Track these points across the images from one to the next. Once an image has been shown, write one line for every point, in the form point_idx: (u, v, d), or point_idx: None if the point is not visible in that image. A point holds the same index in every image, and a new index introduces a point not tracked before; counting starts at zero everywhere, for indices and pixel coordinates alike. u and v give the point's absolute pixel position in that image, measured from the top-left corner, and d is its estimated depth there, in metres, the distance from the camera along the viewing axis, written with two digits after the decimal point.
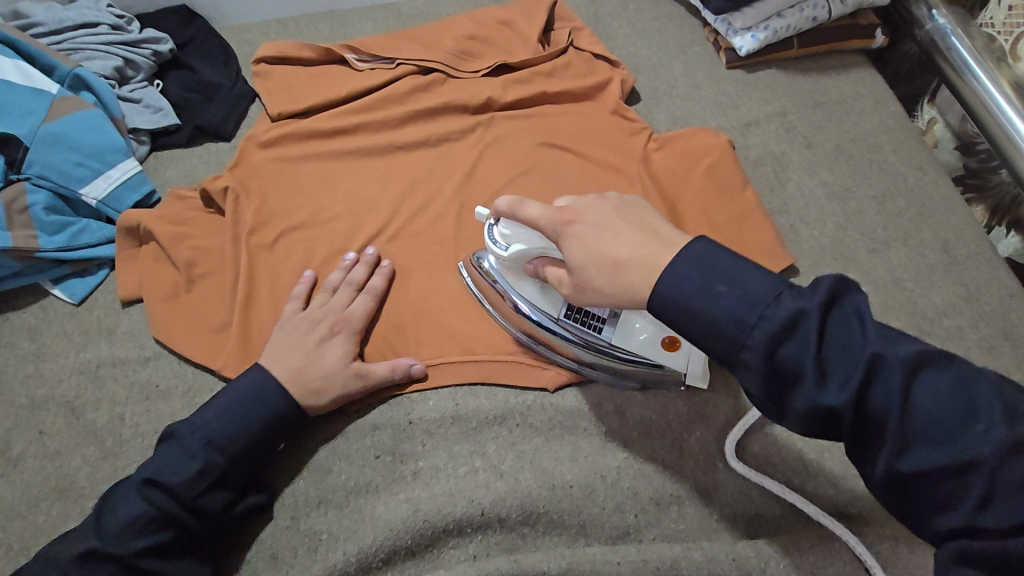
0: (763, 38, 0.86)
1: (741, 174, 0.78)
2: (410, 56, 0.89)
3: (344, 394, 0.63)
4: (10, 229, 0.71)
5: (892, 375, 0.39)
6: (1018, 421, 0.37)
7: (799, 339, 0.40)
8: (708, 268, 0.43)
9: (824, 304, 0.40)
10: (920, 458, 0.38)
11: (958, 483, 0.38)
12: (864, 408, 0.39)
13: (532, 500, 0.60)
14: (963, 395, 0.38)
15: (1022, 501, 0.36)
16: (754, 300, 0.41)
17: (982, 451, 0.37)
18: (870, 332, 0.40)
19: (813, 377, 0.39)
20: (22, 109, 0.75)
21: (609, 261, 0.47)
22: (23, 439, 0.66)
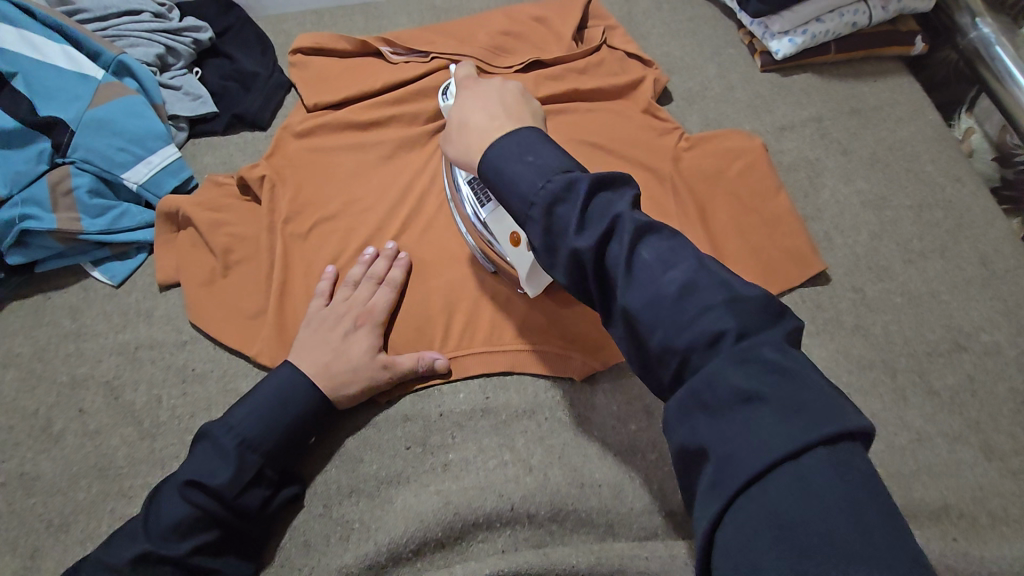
0: (801, 43, 0.86)
1: (776, 179, 0.78)
2: (444, 50, 0.90)
3: (369, 385, 0.64)
4: (55, 211, 0.73)
5: (625, 227, 0.41)
6: (701, 272, 0.39)
7: (572, 201, 0.42)
8: (525, 140, 0.47)
9: (597, 179, 0.43)
10: (632, 302, 0.40)
11: (651, 324, 0.39)
12: (603, 258, 0.41)
13: (561, 496, 0.61)
14: (669, 253, 0.41)
15: (693, 337, 0.37)
16: (551, 168, 0.45)
17: (668, 291, 0.39)
18: (623, 203, 0.43)
19: (573, 225, 0.42)
20: (69, 94, 0.77)
21: (465, 125, 0.53)
22: (64, 417, 0.68)
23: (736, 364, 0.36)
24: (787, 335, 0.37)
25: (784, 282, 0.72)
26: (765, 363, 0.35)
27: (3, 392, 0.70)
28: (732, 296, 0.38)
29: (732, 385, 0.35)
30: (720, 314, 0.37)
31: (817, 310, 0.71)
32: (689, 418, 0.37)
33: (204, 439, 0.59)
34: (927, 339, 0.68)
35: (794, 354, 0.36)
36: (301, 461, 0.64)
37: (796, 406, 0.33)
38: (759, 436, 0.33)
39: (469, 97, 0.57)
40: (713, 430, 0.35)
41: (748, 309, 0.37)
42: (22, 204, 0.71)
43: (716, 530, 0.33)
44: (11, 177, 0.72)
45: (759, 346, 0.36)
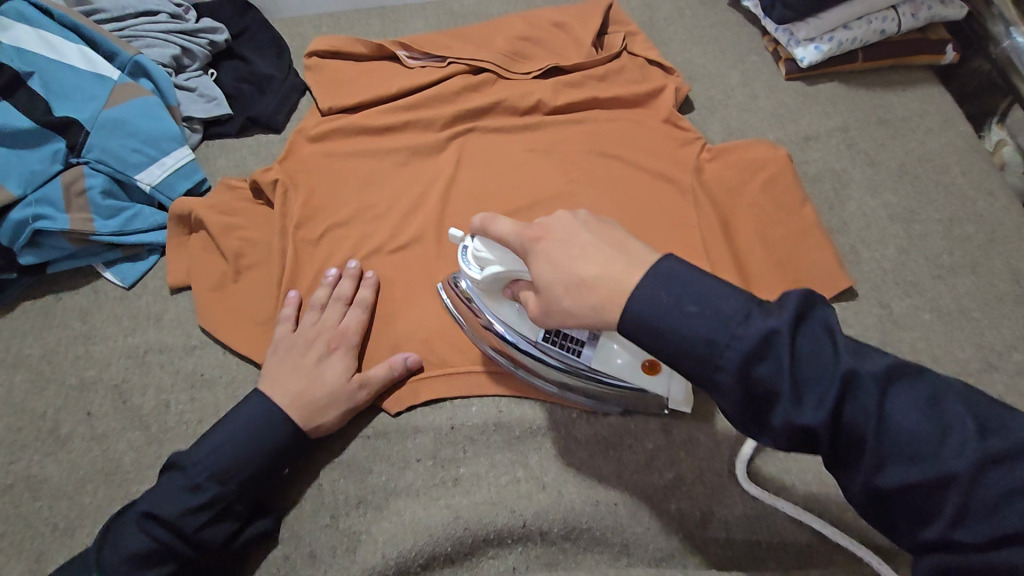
0: (827, 50, 0.83)
1: (800, 191, 0.75)
2: (461, 55, 0.89)
3: (347, 408, 0.63)
4: (68, 212, 0.72)
5: (867, 390, 0.37)
6: (989, 437, 0.36)
7: (775, 360, 0.37)
8: (676, 281, 0.40)
9: (794, 320, 0.38)
10: (899, 474, 0.37)
11: (933, 498, 0.36)
12: (841, 426, 0.37)
13: (575, 514, 0.59)
14: (937, 409, 0.37)
15: (996, 521, 0.35)
16: (726, 318, 0.38)
17: (958, 469, 0.35)
18: (842, 349, 0.37)
19: (788, 395, 0.37)
20: (85, 94, 0.77)
21: (579, 280, 0.43)
22: (71, 419, 0.68)
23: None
24: None
25: None
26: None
27: (12, 393, 0.69)
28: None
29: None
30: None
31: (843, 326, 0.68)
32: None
33: (207, 449, 0.57)
34: (958, 358, 0.66)
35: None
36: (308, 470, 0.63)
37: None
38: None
39: (553, 241, 0.46)
40: None
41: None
42: (36, 204, 0.71)
43: None
44: (25, 178, 0.71)
45: None
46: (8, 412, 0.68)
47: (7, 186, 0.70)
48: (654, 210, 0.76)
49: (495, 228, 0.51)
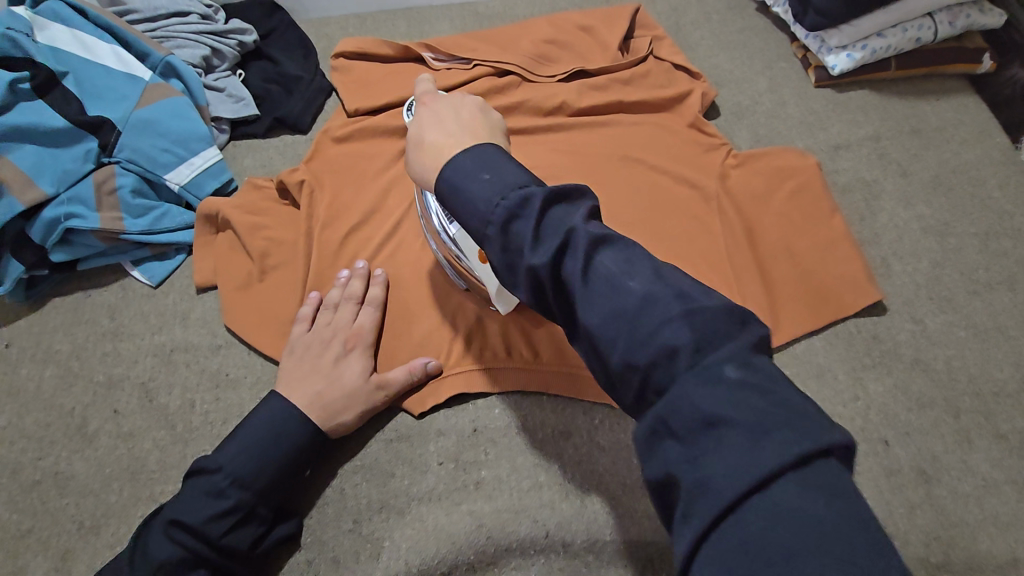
0: (860, 58, 0.82)
1: (831, 202, 0.74)
2: (487, 57, 0.88)
3: (365, 409, 0.63)
4: (99, 211, 0.73)
5: (580, 243, 0.39)
6: (664, 281, 0.37)
7: (527, 216, 0.40)
8: (484, 153, 0.44)
9: (554, 193, 0.41)
10: (592, 315, 0.37)
11: (610, 338, 0.37)
12: (560, 275, 0.39)
13: (598, 526, 0.59)
14: (630, 263, 0.39)
15: (652, 350, 0.35)
16: (507, 183, 0.42)
17: (627, 303, 0.37)
18: (579, 213, 0.41)
19: (528, 241, 0.40)
20: (117, 94, 0.78)
21: (421, 144, 0.49)
22: (98, 417, 0.68)
23: (698, 380, 0.33)
24: (754, 344, 0.35)
25: (838, 308, 0.68)
26: (726, 377, 0.33)
27: (42, 389, 0.70)
28: (692, 305, 0.35)
29: (702, 410, 0.32)
30: (681, 325, 0.35)
31: (874, 341, 0.67)
32: (655, 450, 0.33)
33: (236, 451, 0.57)
34: (995, 377, 0.64)
35: (759, 362, 0.34)
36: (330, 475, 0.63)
37: (759, 425, 0.31)
38: (733, 460, 0.30)
39: (425, 110, 0.52)
40: (686, 457, 0.32)
41: (709, 317, 0.35)
42: (68, 202, 0.72)
43: (691, 564, 0.30)
44: (59, 176, 0.72)
45: (723, 359, 0.33)
46: (37, 408, 0.69)
47: (41, 185, 0.71)
48: (679, 216, 0.75)
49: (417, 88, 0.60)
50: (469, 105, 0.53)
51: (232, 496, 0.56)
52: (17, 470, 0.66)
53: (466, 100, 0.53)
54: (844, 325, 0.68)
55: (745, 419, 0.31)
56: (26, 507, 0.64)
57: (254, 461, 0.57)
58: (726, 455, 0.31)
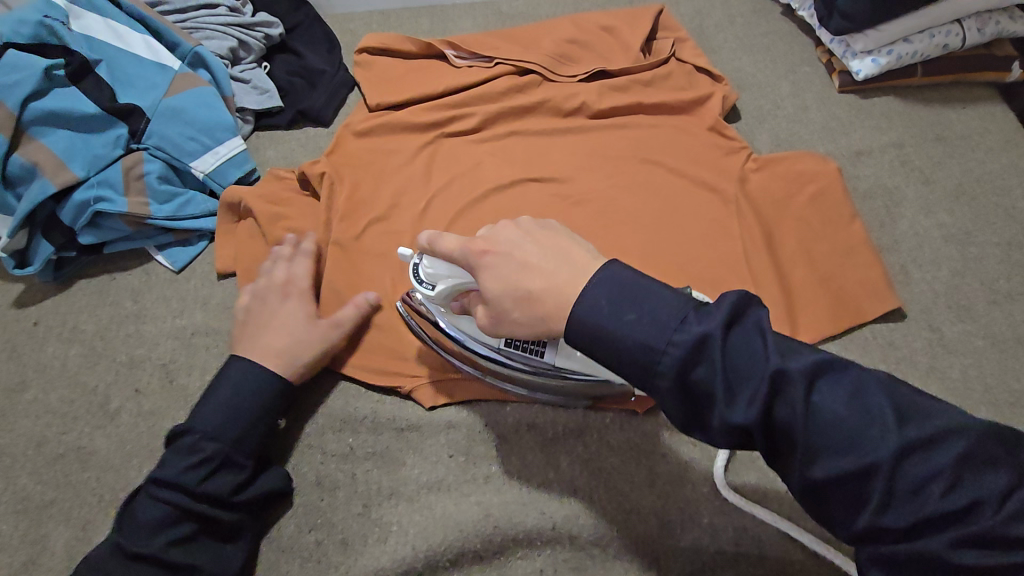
0: (885, 63, 0.82)
1: (850, 207, 0.74)
2: (509, 56, 0.89)
3: (320, 347, 0.66)
4: (127, 195, 0.75)
5: (797, 384, 0.37)
6: (910, 423, 0.36)
7: (708, 362, 0.38)
8: (621, 289, 0.41)
9: (726, 325, 0.39)
10: (829, 465, 0.36)
11: (860, 488, 0.36)
12: (773, 423, 0.38)
13: (606, 521, 0.59)
14: (863, 401, 0.37)
15: (923, 506, 0.35)
16: (663, 324, 0.40)
17: (882, 456, 0.35)
18: (772, 348, 0.38)
19: (721, 397, 0.38)
20: (148, 83, 0.80)
21: (529, 294, 0.46)
22: (120, 396, 0.70)
23: (979, 539, 0.33)
24: None
25: (852, 314, 0.67)
26: (1008, 535, 0.33)
27: (67, 366, 0.73)
28: (961, 450, 0.35)
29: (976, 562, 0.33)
30: (952, 480, 0.34)
31: (890, 348, 0.66)
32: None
33: (208, 405, 0.59)
34: (1013, 387, 0.63)
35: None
36: (344, 461, 0.65)
37: None
38: None
39: (502, 256, 0.48)
40: None
41: (982, 463, 0.34)
42: (98, 185, 0.74)
43: None
44: (90, 160, 0.74)
45: (1006, 512, 0.33)
46: (62, 384, 0.71)
47: (72, 168, 0.73)
48: (696, 218, 0.75)
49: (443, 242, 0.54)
50: (530, 226, 0.50)
51: (207, 449, 0.57)
52: (42, 443, 0.68)
53: (521, 223, 0.50)
54: (859, 332, 0.67)
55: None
56: (49, 479, 0.66)
57: (224, 416, 0.59)
58: None
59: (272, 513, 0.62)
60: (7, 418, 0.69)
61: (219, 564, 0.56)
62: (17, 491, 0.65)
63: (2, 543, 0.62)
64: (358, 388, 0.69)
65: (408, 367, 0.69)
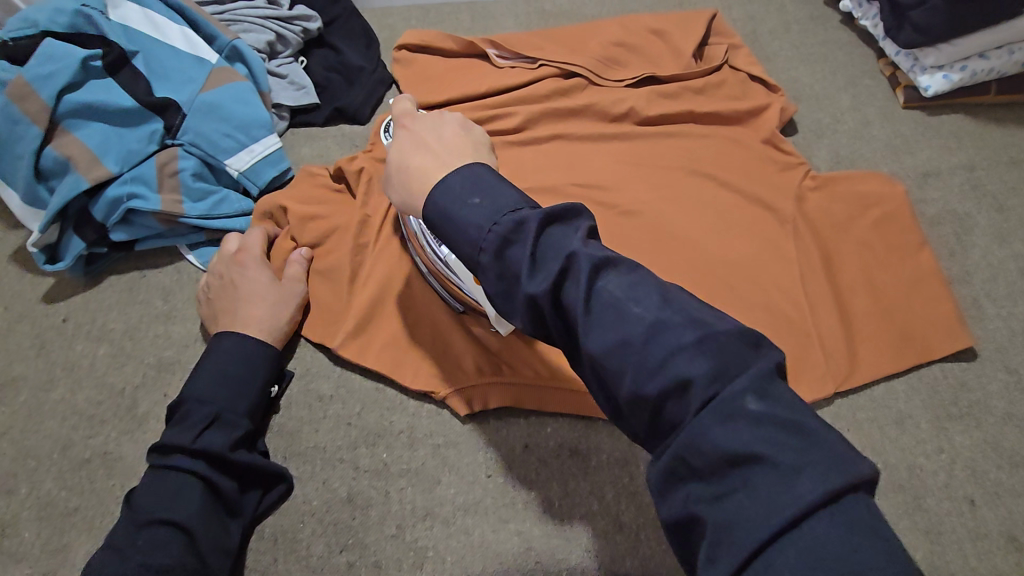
0: (958, 80, 0.77)
1: (918, 233, 0.70)
2: (553, 57, 0.85)
3: (298, 302, 0.68)
4: (160, 192, 0.73)
5: (580, 266, 0.38)
6: (671, 306, 0.36)
7: (521, 241, 0.40)
8: (478, 175, 0.44)
9: (548, 215, 0.40)
10: (599, 340, 0.36)
11: (623, 369, 0.35)
12: (560, 300, 0.38)
13: (653, 564, 0.57)
14: (633, 286, 0.37)
15: (665, 381, 0.34)
16: (498, 207, 0.42)
17: (637, 332, 0.35)
18: (576, 237, 0.40)
19: (524, 268, 0.39)
20: (184, 76, 0.77)
21: (405, 169, 0.49)
22: (149, 399, 0.69)
23: (718, 417, 0.32)
24: (768, 368, 0.34)
25: (921, 351, 0.63)
26: (748, 414, 0.32)
27: (95, 366, 0.71)
28: (705, 334, 0.34)
29: (721, 448, 0.32)
30: (695, 355, 0.34)
31: (962, 388, 0.62)
32: (672, 485, 0.34)
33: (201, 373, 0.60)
34: None
35: (778, 390, 0.33)
36: (377, 477, 0.62)
37: (791, 466, 0.30)
38: (765, 507, 0.30)
39: (406, 136, 0.52)
40: (710, 502, 0.32)
41: (720, 345, 0.34)
42: (132, 182, 0.72)
43: None
44: (124, 155, 0.72)
45: (742, 392, 0.33)
46: (89, 385, 0.70)
47: (106, 162, 0.71)
48: (750, 236, 0.72)
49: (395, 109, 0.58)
50: (449, 124, 0.54)
51: (200, 412, 0.57)
52: (68, 447, 0.66)
53: (443, 117, 0.54)
54: (927, 370, 0.63)
55: (770, 457, 0.31)
56: (73, 485, 0.64)
57: (216, 381, 0.59)
58: (753, 497, 0.30)
59: (300, 530, 0.60)
60: (34, 418, 0.68)
61: (227, 535, 0.56)
62: (41, 496, 0.63)
63: (24, 551, 0.61)
64: (394, 399, 0.67)
65: (445, 376, 0.66)
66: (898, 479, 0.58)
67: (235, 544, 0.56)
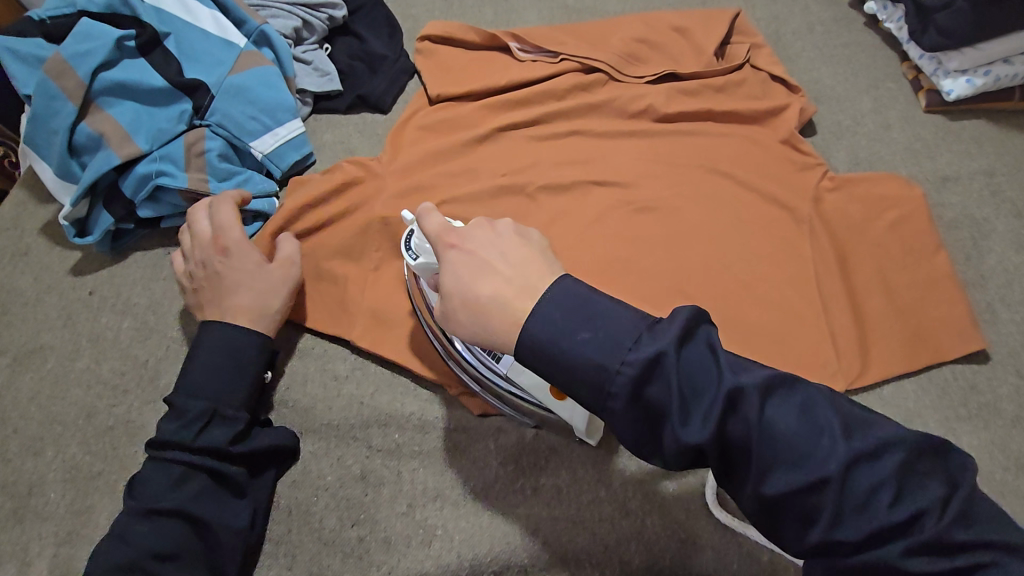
0: (981, 84, 0.77)
1: (935, 236, 0.70)
2: (575, 52, 0.86)
3: (290, 283, 0.66)
4: (187, 171, 0.74)
5: (751, 400, 0.39)
6: (857, 435, 0.38)
7: (662, 380, 0.40)
8: (576, 304, 0.43)
9: (679, 338, 0.40)
10: (782, 480, 0.38)
11: (814, 502, 0.38)
12: (726, 439, 0.39)
13: (658, 550, 0.58)
14: (809, 415, 0.39)
15: (872, 520, 0.37)
16: (617, 343, 0.41)
17: (832, 469, 0.37)
18: (723, 365, 0.40)
19: (676, 417, 0.39)
20: (213, 59, 0.79)
21: (478, 300, 0.46)
22: (170, 372, 0.70)
23: (930, 548, 0.36)
24: (965, 488, 0.37)
25: (933, 352, 0.64)
26: (954, 540, 0.36)
27: (119, 338, 0.73)
28: (904, 461, 0.37)
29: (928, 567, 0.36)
30: (899, 491, 0.37)
31: (974, 392, 0.63)
32: None
33: (194, 363, 0.59)
34: None
35: (973, 503, 0.37)
36: (390, 457, 0.64)
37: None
38: None
39: (464, 258, 0.48)
40: None
41: (922, 473, 0.37)
42: (160, 160, 0.73)
43: None
44: (153, 134, 0.74)
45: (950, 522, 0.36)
46: (114, 355, 0.72)
47: (136, 140, 0.73)
48: (766, 235, 0.72)
49: (424, 222, 0.51)
50: (503, 231, 0.49)
51: (196, 407, 0.57)
52: (92, 414, 0.68)
53: (493, 222, 0.50)
54: (939, 372, 0.64)
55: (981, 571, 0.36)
56: (97, 450, 0.66)
57: (210, 373, 0.59)
58: None
59: (313, 503, 0.62)
60: (60, 385, 0.70)
61: (234, 515, 0.57)
62: (67, 460, 0.66)
63: (50, 511, 0.63)
64: (408, 383, 0.68)
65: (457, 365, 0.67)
66: None
67: (246, 524, 0.57)
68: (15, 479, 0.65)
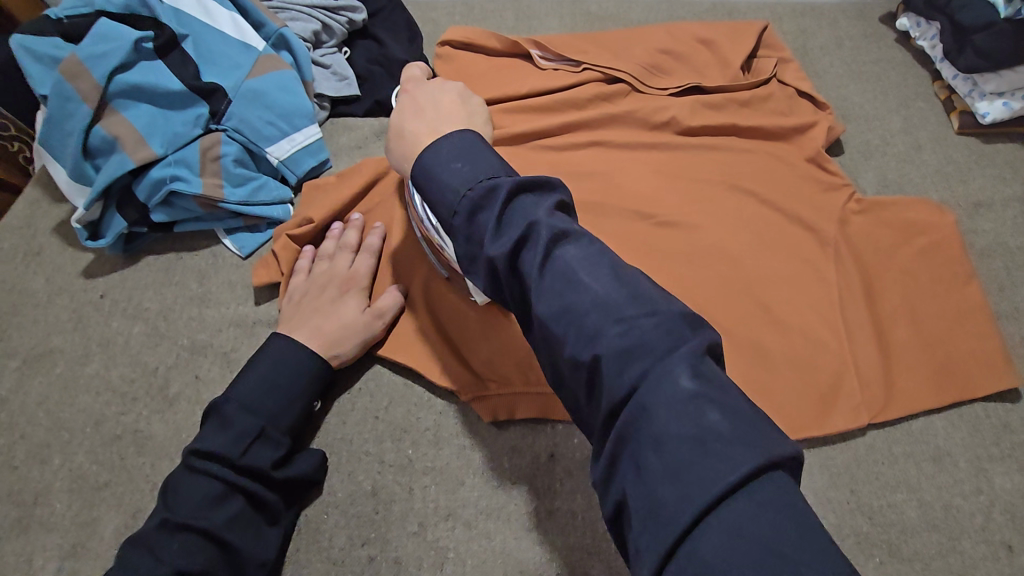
0: (1018, 108, 0.75)
1: (968, 266, 0.68)
2: (597, 61, 0.84)
3: (365, 340, 0.66)
4: (201, 176, 0.73)
5: (540, 235, 0.39)
6: (619, 281, 0.38)
7: (492, 205, 0.41)
8: (465, 141, 0.45)
9: (520, 183, 0.42)
10: (548, 304, 0.38)
11: (564, 331, 0.37)
12: (516, 264, 0.40)
13: None
14: (592, 258, 0.39)
15: (603, 359, 0.35)
16: (476, 174, 0.43)
17: (580, 298, 0.37)
18: (542, 207, 0.41)
19: (489, 232, 0.41)
20: (231, 62, 0.78)
21: (401, 134, 0.50)
22: (179, 381, 0.70)
23: (652, 399, 0.33)
24: (697, 347, 0.35)
25: (964, 389, 0.62)
26: (676, 391, 0.33)
27: (129, 344, 0.72)
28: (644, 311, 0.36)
29: (654, 427, 0.33)
30: (630, 332, 0.35)
31: (1005, 431, 0.61)
32: (614, 475, 0.35)
33: (247, 380, 0.60)
34: None
35: (710, 369, 0.34)
36: (400, 474, 0.62)
37: (720, 443, 0.31)
38: (694, 479, 0.31)
39: (406, 99, 0.53)
40: (641, 483, 0.33)
41: (657, 325, 0.35)
42: (174, 165, 0.72)
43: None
44: (169, 138, 0.73)
45: (670, 369, 0.34)
46: (123, 362, 0.71)
47: (151, 144, 0.72)
48: (785, 252, 0.70)
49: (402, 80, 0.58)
50: (449, 91, 0.53)
51: (246, 423, 0.57)
52: (100, 422, 0.67)
53: (444, 84, 0.54)
54: (969, 409, 0.62)
55: (699, 434, 0.32)
56: (104, 460, 0.65)
57: (261, 390, 0.60)
58: (684, 472, 0.31)
59: (323, 521, 0.60)
60: (68, 391, 0.69)
61: (262, 543, 0.56)
62: (73, 469, 0.65)
63: (55, 522, 0.62)
64: (420, 396, 0.67)
65: (467, 375, 0.65)
66: (932, 518, 0.58)
67: (271, 556, 0.56)
68: (21, 487, 0.64)
